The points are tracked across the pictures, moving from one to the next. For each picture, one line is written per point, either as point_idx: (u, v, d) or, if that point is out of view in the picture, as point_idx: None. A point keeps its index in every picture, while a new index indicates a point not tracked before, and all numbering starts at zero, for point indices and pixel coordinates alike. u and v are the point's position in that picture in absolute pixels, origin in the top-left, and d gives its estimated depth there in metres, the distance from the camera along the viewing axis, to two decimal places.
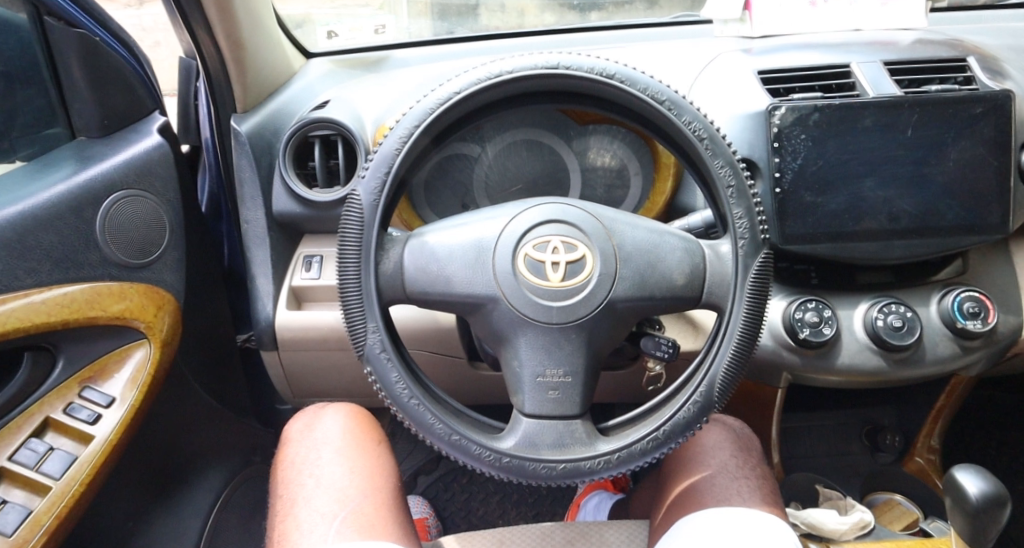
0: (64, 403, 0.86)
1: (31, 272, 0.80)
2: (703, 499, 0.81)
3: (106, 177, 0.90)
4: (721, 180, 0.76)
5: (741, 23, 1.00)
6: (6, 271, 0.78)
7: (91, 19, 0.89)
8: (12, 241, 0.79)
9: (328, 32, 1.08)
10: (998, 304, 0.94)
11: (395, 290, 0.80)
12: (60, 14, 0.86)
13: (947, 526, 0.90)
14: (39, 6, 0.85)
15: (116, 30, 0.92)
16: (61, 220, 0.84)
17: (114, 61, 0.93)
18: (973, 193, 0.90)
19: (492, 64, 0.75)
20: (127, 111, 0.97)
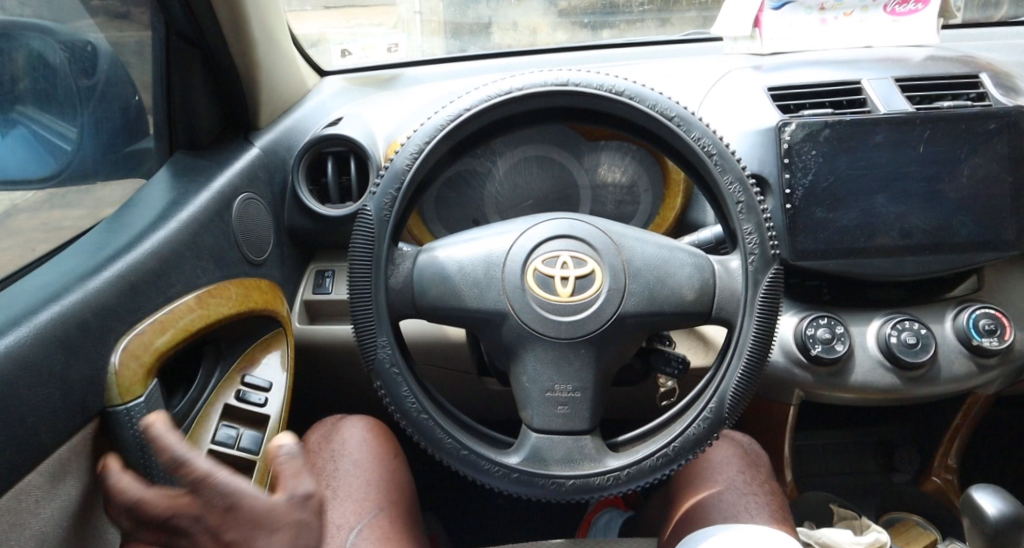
0: (235, 391, 0.86)
1: (187, 279, 0.79)
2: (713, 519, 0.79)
3: (231, 182, 0.89)
4: (730, 196, 0.76)
5: (751, 40, 1.01)
6: (168, 277, 0.76)
7: (210, 46, 0.88)
8: (174, 252, 0.78)
9: (342, 50, 1.11)
10: (1015, 322, 0.92)
11: (405, 304, 0.81)
12: (190, 34, 0.87)
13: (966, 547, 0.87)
14: (173, 26, 0.86)
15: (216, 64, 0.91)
16: (198, 229, 0.82)
17: (216, 83, 0.93)
18: (987, 208, 0.89)
19: (502, 81, 0.77)
20: (211, 127, 0.95)
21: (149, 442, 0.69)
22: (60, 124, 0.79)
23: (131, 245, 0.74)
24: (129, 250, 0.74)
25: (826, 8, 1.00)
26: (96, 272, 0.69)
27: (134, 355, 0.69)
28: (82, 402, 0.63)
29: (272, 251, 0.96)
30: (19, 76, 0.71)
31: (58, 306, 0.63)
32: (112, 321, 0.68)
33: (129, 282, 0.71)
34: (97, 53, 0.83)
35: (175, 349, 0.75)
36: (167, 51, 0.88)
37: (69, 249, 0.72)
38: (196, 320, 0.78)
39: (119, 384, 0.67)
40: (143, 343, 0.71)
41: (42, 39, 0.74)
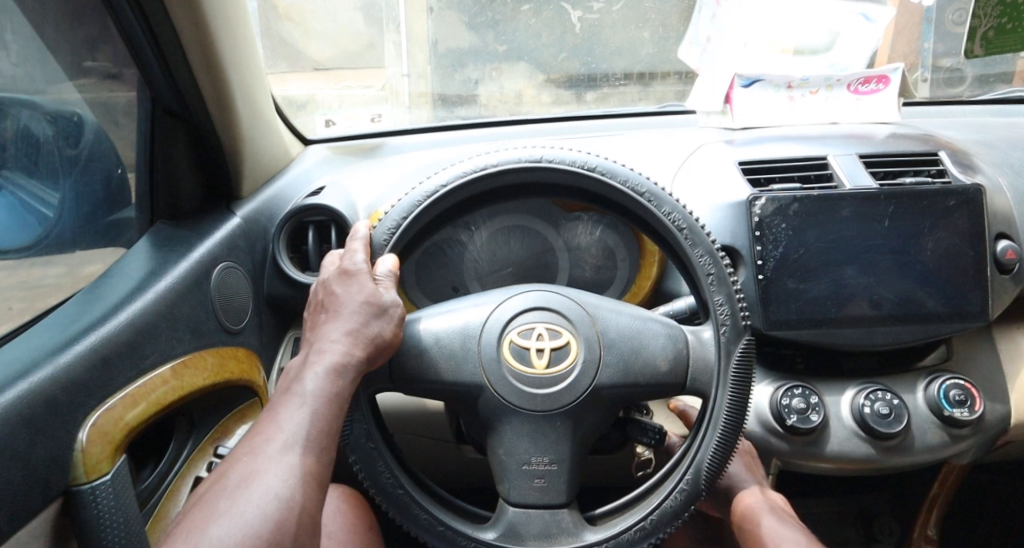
0: (206, 463, 0.86)
1: (161, 348, 0.79)
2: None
3: (212, 251, 0.90)
4: (701, 268, 0.77)
5: (723, 115, 1.06)
6: (139, 348, 0.76)
7: (189, 118, 0.91)
8: (149, 322, 0.78)
9: (326, 120, 1.15)
10: (985, 393, 0.93)
11: (381, 376, 0.79)
12: (172, 108, 0.89)
13: None
14: (158, 101, 0.88)
15: (197, 134, 0.93)
16: (175, 300, 0.82)
17: (194, 153, 0.95)
18: (951, 281, 0.92)
19: (478, 157, 0.79)
20: (188, 197, 0.95)
21: (117, 522, 0.68)
22: (43, 195, 0.79)
23: (105, 316, 0.74)
24: (103, 323, 0.73)
25: (793, 86, 1.05)
26: (67, 347, 0.68)
27: (103, 432, 0.69)
28: (44, 482, 0.62)
29: (250, 319, 0.96)
30: (6, 143, 0.71)
31: (24, 383, 0.63)
32: (83, 396, 0.68)
33: (100, 355, 0.71)
34: (82, 124, 0.83)
35: (146, 423, 0.75)
36: (153, 126, 0.91)
37: (44, 321, 0.72)
38: (169, 393, 0.78)
39: (86, 462, 0.66)
40: (113, 418, 0.70)
41: (30, 111, 0.74)
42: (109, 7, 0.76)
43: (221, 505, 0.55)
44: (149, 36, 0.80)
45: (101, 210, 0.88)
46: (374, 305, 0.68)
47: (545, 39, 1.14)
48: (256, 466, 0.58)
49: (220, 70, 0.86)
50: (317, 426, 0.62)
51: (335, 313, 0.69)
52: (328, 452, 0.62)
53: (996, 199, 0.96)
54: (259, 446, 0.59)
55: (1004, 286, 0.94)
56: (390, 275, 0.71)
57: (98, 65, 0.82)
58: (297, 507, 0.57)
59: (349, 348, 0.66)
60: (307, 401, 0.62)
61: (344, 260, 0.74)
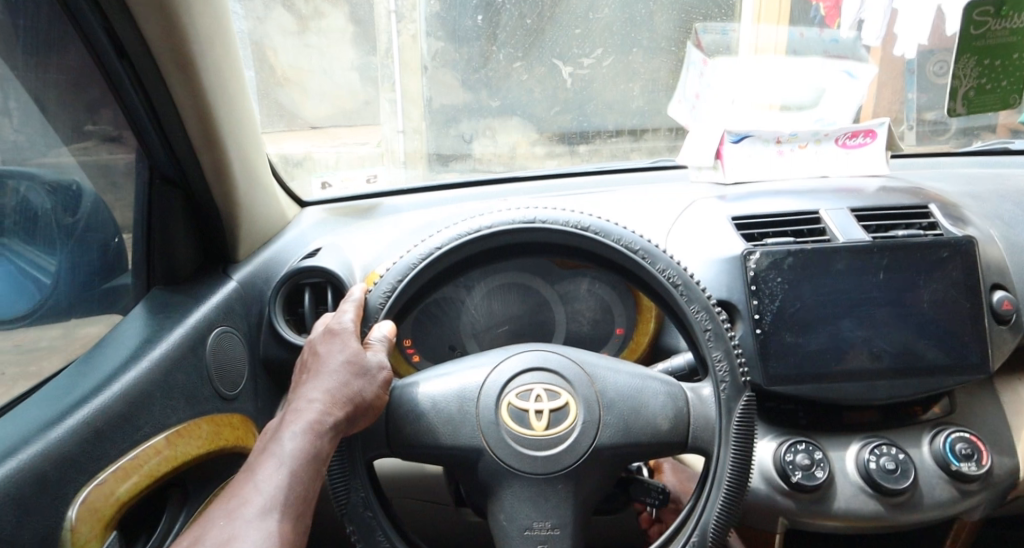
0: None
1: (154, 419, 0.78)
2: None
3: (207, 316, 0.90)
4: (698, 323, 0.76)
5: (714, 170, 1.11)
6: (132, 420, 0.75)
7: (184, 184, 0.92)
8: (141, 392, 0.77)
9: (321, 182, 1.17)
10: (991, 446, 0.92)
11: (378, 442, 0.77)
12: (169, 175, 0.91)
13: None
14: (155, 168, 0.90)
15: (192, 200, 0.94)
16: (169, 368, 0.82)
17: (190, 219, 0.95)
18: (950, 333, 0.91)
19: (471, 219, 0.79)
20: (182, 262, 0.96)
21: None
22: (39, 262, 0.78)
23: (96, 388, 0.73)
24: (95, 396, 0.72)
25: (782, 140, 1.09)
26: (56, 422, 0.67)
27: (94, 509, 0.67)
28: None
29: (245, 383, 0.96)
30: (5, 215, 0.72)
31: (12, 462, 0.61)
32: (71, 472, 0.66)
33: (93, 428, 0.70)
34: (81, 193, 0.84)
35: (138, 497, 0.73)
36: (150, 194, 0.92)
37: (35, 395, 0.72)
38: (161, 464, 0.76)
39: (74, 541, 0.64)
40: (104, 494, 0.68)
41: (30, 182, 0.75)
42: (108, 79, 0.79)
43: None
44: (148, 108, 0.82)
45: (98, 277, 0.88)
46: (357, 364, 0.67)
47: (537, 94, 1.14)
48: (233, 532, 0.57)
49: (217, 136, 0.87)
50: (294, 490, 0.60)
51: (317, 371, 0.67)
52: (305, 516, 0.61)
53: (989, 250, 0.96)
54: (235, 510, 0.58)
55: (1003, 337, 0.93)
56: (383, 339, 0.71)
57: (99, 129, 0.83)
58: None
59: (328, 409, 0.64)
60: (284, 463, 0.61)
61: (331, 317, 0.73)
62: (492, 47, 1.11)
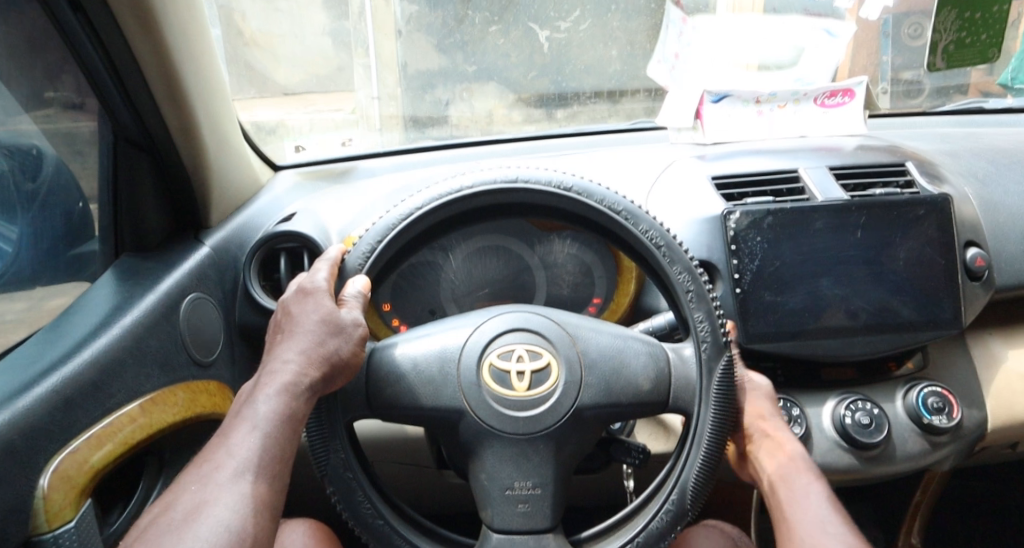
0: None
1: (127, 388, 0.76)
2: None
3: (180, 282, 0.88)
4: (680, 285, 0.76)
5: (694, 131, 1.09)
6: (104, 388, 0.73)
7: (151, 148, 0.88)
8: (112, 362, 0.75)
9: (296, 145, 1.12)
10: (961, 399, 0.94)
11: (359, 404, 0.77)
12: (135, 138, 0.87)
13: None
14: (120, 131, 0.86)
15: (160, 163, 0.91)
16: (141, 335, 0.79)
17: (159, 183, 0.92)
18: (924, 290, 0.93)
19: (453, 179, 0.77)
20: (151, 227, 0.93)
21: None
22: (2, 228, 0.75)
23: (64, 357, 0.71)
24: (63, 364, 0.70)
25: (761, 100, 1.07)
26: (24, 390, 0.65)
27: (66, 476, 0.65)
28: (2, 532, 0.59)
29: (221, 349, 0.94)
30: None
31: None
32: (42, 440, 0.65)
33: (62, 397, 0.68)
34: (43, 157, 0.80)
35: (113, 465, 0.71)
36: (116, 157, 0.89)
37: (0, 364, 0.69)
38: (136, 432, 0.74)
39: (47, 510, 0.63)
40: (77, 461, 0.67)
41: None
42: (67, 40, 0.74)
43: (166, 541, 0.54)
44: (111, 69, 0.78)
45: (65, 244, 0.85)
46: (331, 323, 0.67)
47: (513, 58, 1.12)
48: (205, 495, 0.57)
49: (183, 96, 0.84)
50: (269, 450, 0.60)
51: (291, 333, 0.67)
52: (282, 477, 0.61)
53: (963, 208, 0.97)
54: (208, 474, 0.58)
55: (975, 293, 0.95)
56: (358, 296, 0.69)
57: (61, 96, 0.79)
58: (249, 538, 0.55)
59: (304, 369, 0.64)
60: (259, 424, 0.61)
61: (304, 277, 0.72)
62: (466, 9, 1.10)
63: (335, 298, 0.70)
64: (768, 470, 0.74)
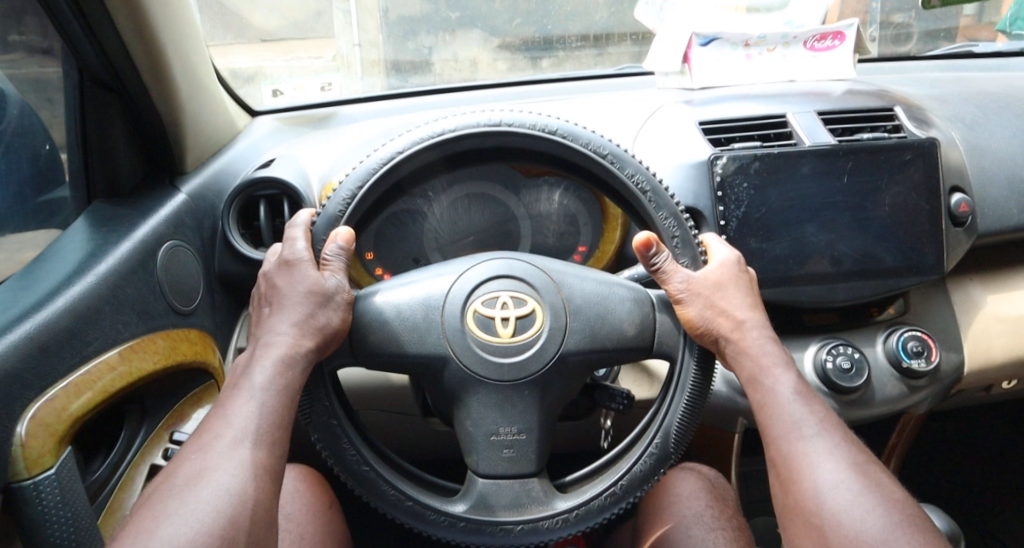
0: (162, 449, 0.83)
1: (105, 337, 0.74)
2: (771, 456, 0.68)
3: (156, 229, 0.85)
4: (665, 230, 0.75)
5: (681, 75, 1.06)
6: (81, 336, 0.71)
7: (121, 89, 0.85)
8: (89, 311, 0.73)
9: (274, 90, 1.09)
10: (940, 343, 0.96)
11: (342, 352, 0.76)
12: (103, 79, 0.83)
13: (946, 515, 0.90)
14: (85, 71, 0.82)
15: (131, 105, 0.87)
16: (117, 283, 0.78)
17: (131, 127, 0.89)
18: (909, 235, 0.93)
19: (434, 122, 0.74)
20: (125, 173, 0.90)
21: (66, 521, 0.66)
22: None
23: (38, 305, 0.69)
24: (38, 312, 0.68)
25: (750, 44, 1.05)
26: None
27: (44, 424, 0.64)
28: None
29: (202, 298, 0.92)
30: None
31: None
32: (19, 387, 0.63)
33: (37, 343, 0.66)
34: (6, 98, 0.76)
35: (92, 413, 0.71)
36: (84, 99, 0.85)
37: None
38: (117, 379, 0.73)
39: (26, 457, 0.62)
40: (54, 410, 0.66)
41: None
42: None
43: (168, 506, 0.53)
44: (75, 6, 0.74)
45: (35, 191, 0.82)
46: (318, 294, 0.66)
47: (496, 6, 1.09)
48: (205, 464, 0.56)
49: (151, 35, 0.80)
50: (268, 419, 0.59)
51: (279, 305, 0.66)
52: (282, 444, 0.60)
53: (950, 152, 0.97)
54: (207, 444, 0.57)
55: (958, 239, 0.95)
56: (340, 254, 0.69)
57: (26, 40, 0.76)
58: (250, 502, 0.54)
59: (298, 339, 0.64)
60: (256, 395, 0.60)
61: (282, 248, 0.71)
62: None
63: (317, 262, 0.69)
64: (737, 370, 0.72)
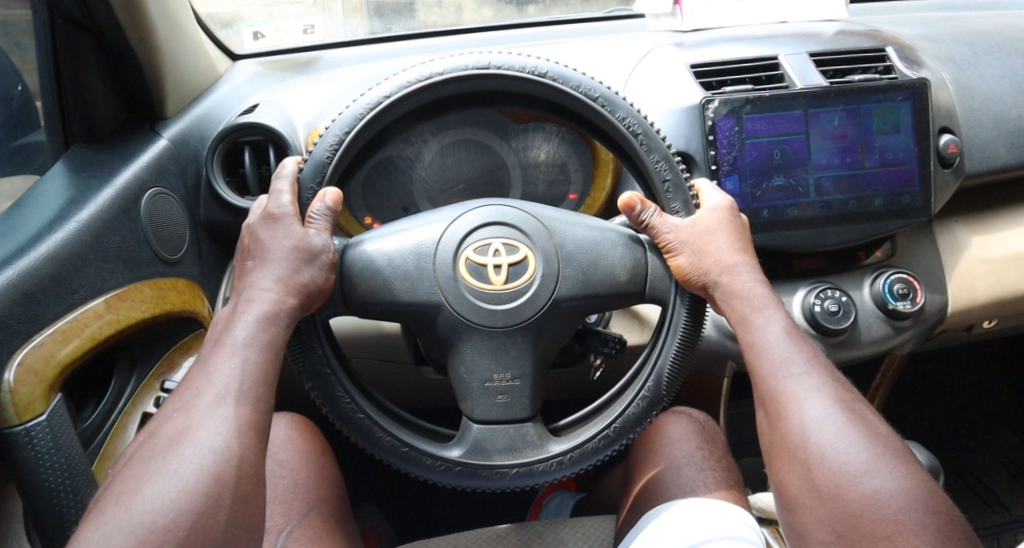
0: (154, 398, 0.83)
1: (91, 286, 0.73)
2: (760, 394, 0.69)
3: (137, 177, 0.83)
4: (657, 174, 0.74)
5: (672, 16, 1.03)
6: (64, 283, 0.70)
7: (94, 28, 0.81)
8: (71, 258, 0.71)
9: (254, 32, 1.03)
10: (925, 285, 0.97)
11: (333, 301, 0.75)
12: (74, 17, 0.79)
13: (927, 451, 0.93)
14: (55, 8, 0.78)
15: (105, 45, 0.83)
16: (99, 232, 0.76)
17: (106, 68, 0.85)
18: (896, 178, 0.94)
19: (422, 65, 0.70)
20: (102, 118, 0.87)
21: (60, 465, 0.65)
22: None
23: (19, 252, 0.67)
24: (19, 259, 0.66)
25: None
26: None
27: (33, 371, 0.64)
28: None
29: (188, 248, 0.90)
30: None
31: None
32: (5, 333, 0.62)
33: (20, 291, 0.65)
34: None
35: (83, 359, 0.70)
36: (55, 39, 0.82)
37: None
38: (105, 327, 0.72)
39: (16, 403, 0.62)
40: (43, 356, 0.65)
41: None
42: None
43: (151, 466, 0.52)
44: None
45: (8, 136, 0.79)
46: (304, 251, 0.65)
47: None
48: (188, 422, 0.55)
49: None
50: (251, 375, 0.59)
51: (263, 260, 0.66)
52: (267, 401, 0.59)
53: (941, 94, 0.97)
54: (190, 402, 0.57)
55: (945, 181, 0.96)
56: (326, 214, 0.67)
57: None
58: (235, 459, 0.53)
59: (281, 296, 0.63)
60: (239, 350, 0.60)
61: (267, 201, 0.69)
62: None
63: (302, 218, 0.68)
64: (728, 314, 0.72)
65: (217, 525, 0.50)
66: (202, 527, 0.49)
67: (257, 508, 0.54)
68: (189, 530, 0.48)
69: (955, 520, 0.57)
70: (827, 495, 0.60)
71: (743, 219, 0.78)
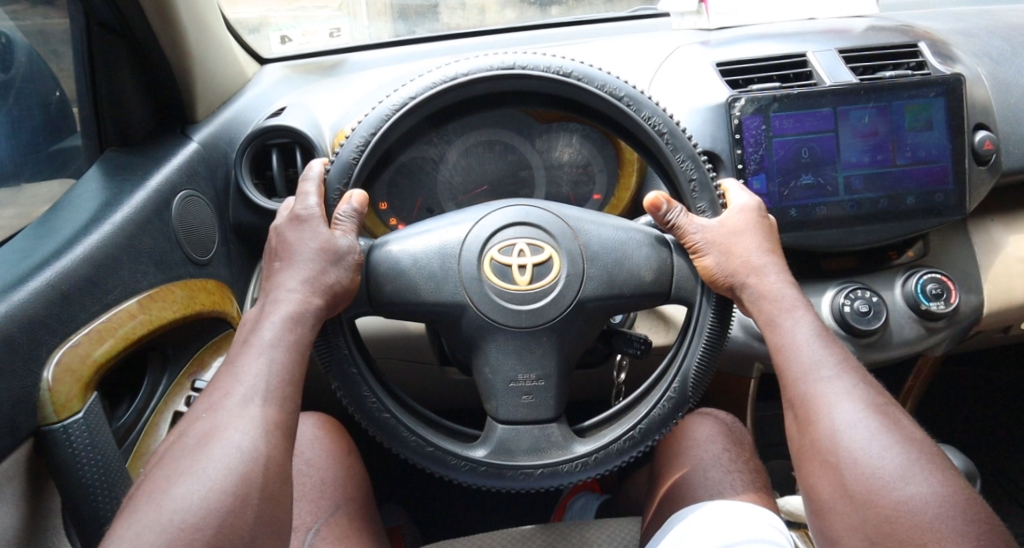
0: (184, 397, 0.85)
1: (124, 287, 0.74)
2: (789, 396, 0.68)
3: (168, 179, 0.84)
4: (683, 173, 0.73)
5: (699, 15, 1.01)
6: (98, 285, 0.71)
7: (127, 34, 0.83)
8: (105, 259, 0.73)
9: (281, 36, 1.05)
10: (959, 285, 0.95)
11: (359, 302, 0.75)
12: (108, 23, 0.81)
13: (962, 456, 0.91)
14: (90, 15, 0.80)
15: (138, 50, 0.85)
16: (132, 234, 0.77)
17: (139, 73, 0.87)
18: (929, 176, 0.92)
19: (447, 66, 0.70)
20: (135, 122, 0.88)
21: (95, 463, 0.67)
22: None
23: (55, 255, 0.69)
24: (56, 261, 0.68)
25: None
26: (22, 283, 0.64)
27: (70, 370, 0.66)
28: (11, 421, 0.60)
29: (217, 250, 0.92)
30: None
31: None
32: (44, 333, 0.64)
33: (58, 292, 0.67)
34: (13, 44, 0.75)
35: (117, 359, 0.72)
36: (90, 45, 0.84)
37: None
38: (138, 327, 0.74)
39: (53, 401, 0.64)
40: (79, 356, 0.67)
41: None
42: None
43: (181, 465, 0.53)
44: None
45: (45, 141, 0.81)
46: (330, 252, 0.66)
47: None
48: (216, 422, 0.56)
49: None
50: (277, 375, 0.59)
51: (289, 261, 0.66)
52: (293, 400, 0.60)
53: (976, 90, 0.95)
54: (218, 402, 0.57)
55: (980, 178, 0.94)
56: (352, 216, 0.68)
57: None
58: (262, 458, 0.54)
59: (307, 297, 0.64)
60: (266, 350, 0.60)
61: (295, 203, 0.70)
62: None
63: (328, 220, 0.69)
64: (755, 315, 0.71)
65: (244, 524, 0.50)
66: (229, 525, 0.49)
67: (284, 506, 0.55)
68: (217, 529, 0.49)
69: (993, 528, 0.55)
70: (858, 500, 0.59)
71: (771, 219, 0.77)
